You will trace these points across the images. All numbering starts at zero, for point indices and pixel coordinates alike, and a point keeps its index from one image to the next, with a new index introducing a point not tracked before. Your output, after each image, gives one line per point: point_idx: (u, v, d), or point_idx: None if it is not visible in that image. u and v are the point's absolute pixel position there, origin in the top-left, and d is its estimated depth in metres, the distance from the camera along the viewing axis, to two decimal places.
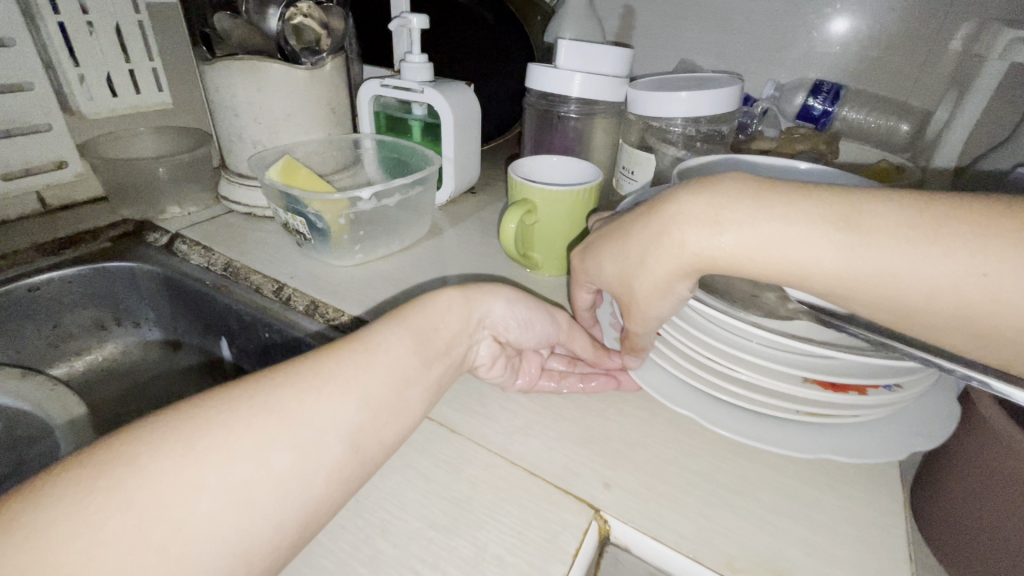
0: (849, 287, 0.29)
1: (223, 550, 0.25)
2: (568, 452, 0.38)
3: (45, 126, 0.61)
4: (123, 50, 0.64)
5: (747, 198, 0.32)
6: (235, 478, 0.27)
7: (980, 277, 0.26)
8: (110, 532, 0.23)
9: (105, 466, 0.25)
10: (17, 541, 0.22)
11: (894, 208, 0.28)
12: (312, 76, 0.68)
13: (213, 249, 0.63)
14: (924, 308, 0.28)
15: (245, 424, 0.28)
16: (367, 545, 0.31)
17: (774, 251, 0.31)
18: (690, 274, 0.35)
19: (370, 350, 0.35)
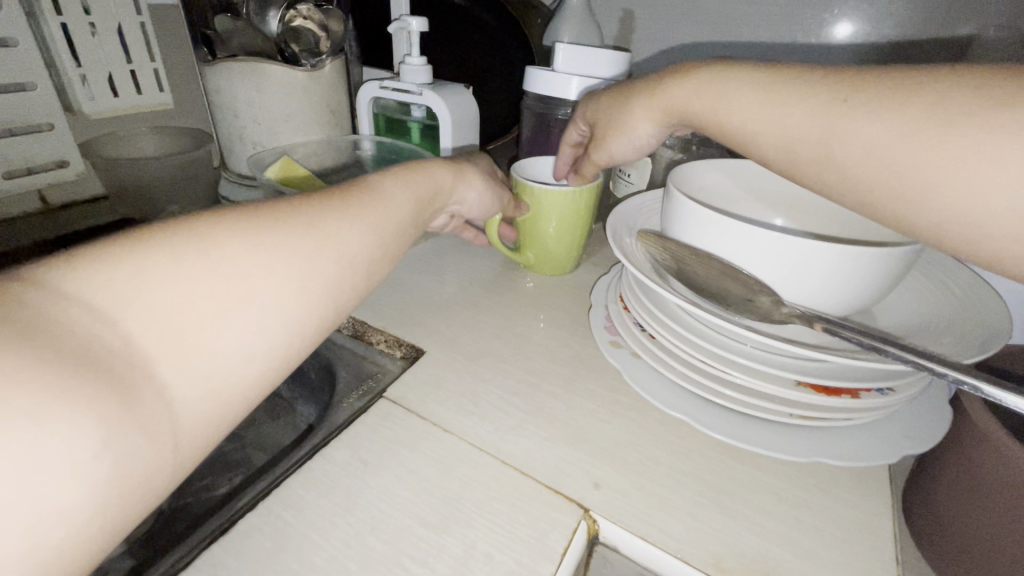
0: (793, 145, 0.34)
1: (285, 322, 0.27)
2: (558, 451, 0.38)
3: (46, 125, 0.62)
4: (125, 50, 0.65)
5: (732, 73, 0.38)
6: (293, 263, 0.28)
7: (846, 106, 0.31)
8: (183, 296, 0.24)
9: (177, 233, 0.25)
10: (112, 276, 0.23)
11: (871, 77, 0.31)
12: (311, 78, 0.68)
13: None
14: (804, 136, 0.33)
15: (298, 229, 0.29)
16: (357, 542, 0.32)
17: (705, 95, 0.39)
18: (644, 109, 0.45)
19: (377, 184, 0.38)
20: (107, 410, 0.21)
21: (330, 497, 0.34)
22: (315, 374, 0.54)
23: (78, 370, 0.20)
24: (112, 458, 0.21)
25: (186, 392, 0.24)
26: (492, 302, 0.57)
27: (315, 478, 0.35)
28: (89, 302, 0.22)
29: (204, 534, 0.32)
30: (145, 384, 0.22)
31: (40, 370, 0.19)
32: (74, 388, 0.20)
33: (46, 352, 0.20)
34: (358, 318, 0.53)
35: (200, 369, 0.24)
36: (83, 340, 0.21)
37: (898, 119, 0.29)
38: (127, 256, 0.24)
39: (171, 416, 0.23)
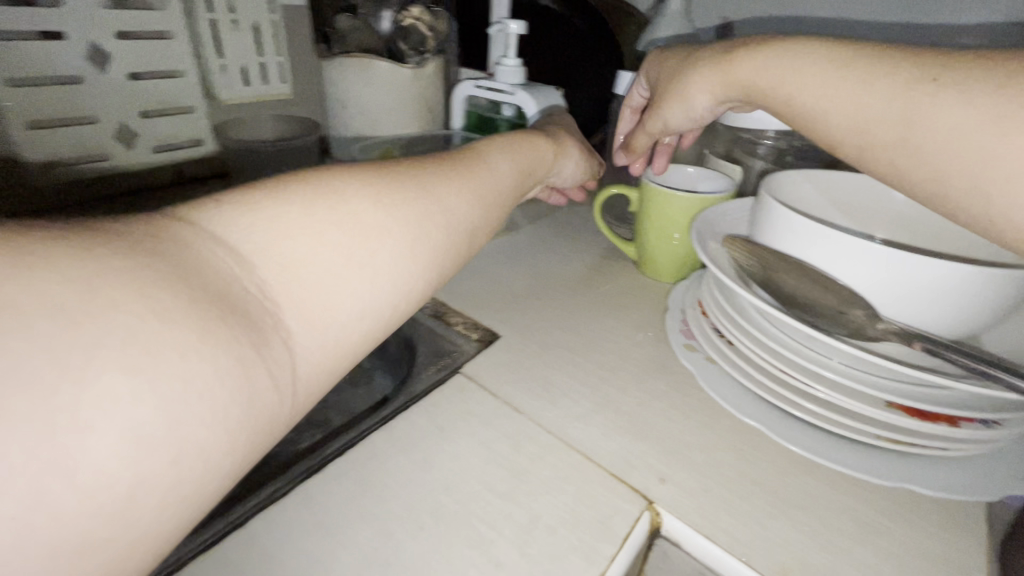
0: (864, 128, 0.33)
1: (395, 285, 0.28)
2: (625, 445, 0.39)
3: (189, 108, 0.69)
4: (257, 45, 0.73)
5: (807, 46, 0.37)
6: (409, 222, 0.30)
7: (933, 87, 0.30)
8: (312, 247, 0.25)
9: (312, 186, 0.27)
10: (258, 220, 0.25)
11: (972, 67, 0.29)
12: (414, 75, 0.73)
13: None
14: (882, 115, 0.32)
15: (412, 193, 0.31)
16: (431, 498, 0.34)
17: (769, 66, 0.39)
18: (701, 83, 0.47)
19: (484, 157, 0.40)
20: (243, 351, 0.21)
21: (409, 454, 0.37)
22: (394, 348, 0.58)
23: (225, 310, 0.21)
24: (247, 401, 0.21)
25: (305, 342, 0.24)
26: (568, 299, 0.58)
27: (397, 435, 0.39)
28: (229, 244, 0.23)
29: (296, 472, 0.36)
30: (272, 329, 0.23)
31: (195, 304, 0.20)
32: (221, 326, 0.21)
33: (199, 289, 0.21)
34: (439, 299, 0.56)
35: (320, 320, 0.25)
36: (227, 281, 0.22)
37: (991, 111, 0.28)
38: (265, 205, 0.25)
39: (289, 366, 0.23)
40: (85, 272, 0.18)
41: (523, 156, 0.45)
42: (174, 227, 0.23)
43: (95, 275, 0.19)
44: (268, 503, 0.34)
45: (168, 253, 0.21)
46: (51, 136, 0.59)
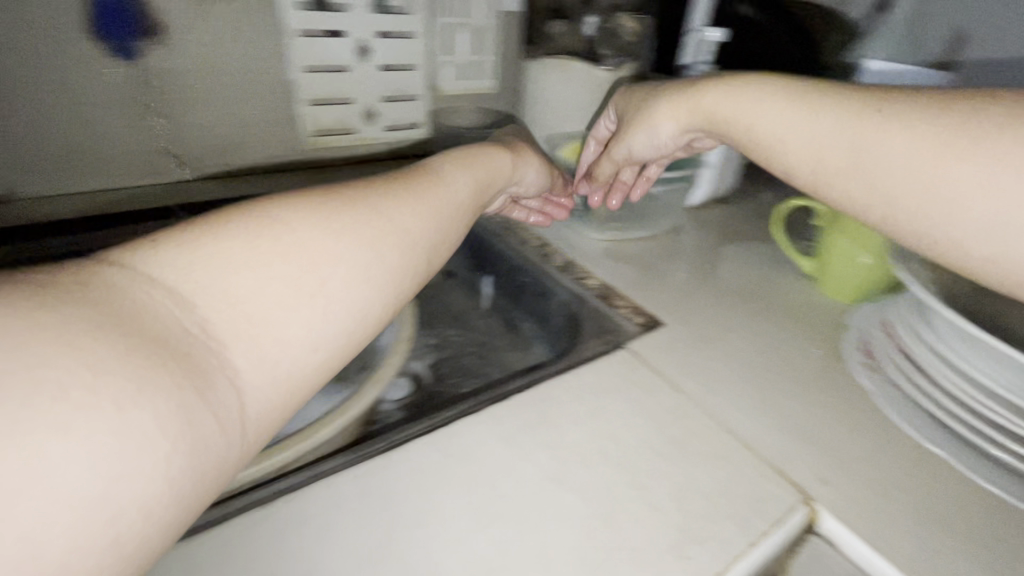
0: (821, 159, 0.40)
1: (349, 310, 0.29)
2: (790, 445, 0.39)
3: (414, 96, 0.83)
4: (476, 45, 0.84)
5: (764, 88, 0.45)
6: (359, 249, 0.31)
7: (878, 116, 0.37)
8: (260, 282, 0.26)
9: (257, 225, 0.28)
10: (200, 259, 0.25)
11: (903, 103, 0.37)
12: (610, 77, 0.78)
13: None
14: (833, 145, 0.40)
15: (360, 221, 0.32)
16: (596, 443, 0.39)
17: (738, 103, 0.47)
18: (672, 113, 0.54)
19: (437, 174, 0.42)
20: (186, 397, 0.22)
21: (579, 404, 0.42)
22: (558, 320, 0.64)
23: (165, 355, 0.22)
24: (194, 445, 0.21)
25: (247, 370, 0.25)
26: (735, 304, 0.58)
27: (570, 387, 0.44)
28: (168, 287, 0.24)
29: (479, 397, 0.42)
30: (218, 368, 0.24)
31: (131, 351, 0.21)
32: (161, 371, 0.21)
33: (133, 336, 0.21)
34: (607, 283, 0.61)
35: (268, 352, 0.25)
36: (165, 327, 0.23)
37: (930, 132, 0.35)
38: (205, 246, 0.26)
39: (235, 404, 0.24)
40: (24, 330, 0.19)
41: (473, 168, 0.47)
42: (106, 273, 0.23)
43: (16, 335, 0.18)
44: (466, 413, 0.41)
45: (102, 303, 0.21)
46: (321, 112, 0.77)
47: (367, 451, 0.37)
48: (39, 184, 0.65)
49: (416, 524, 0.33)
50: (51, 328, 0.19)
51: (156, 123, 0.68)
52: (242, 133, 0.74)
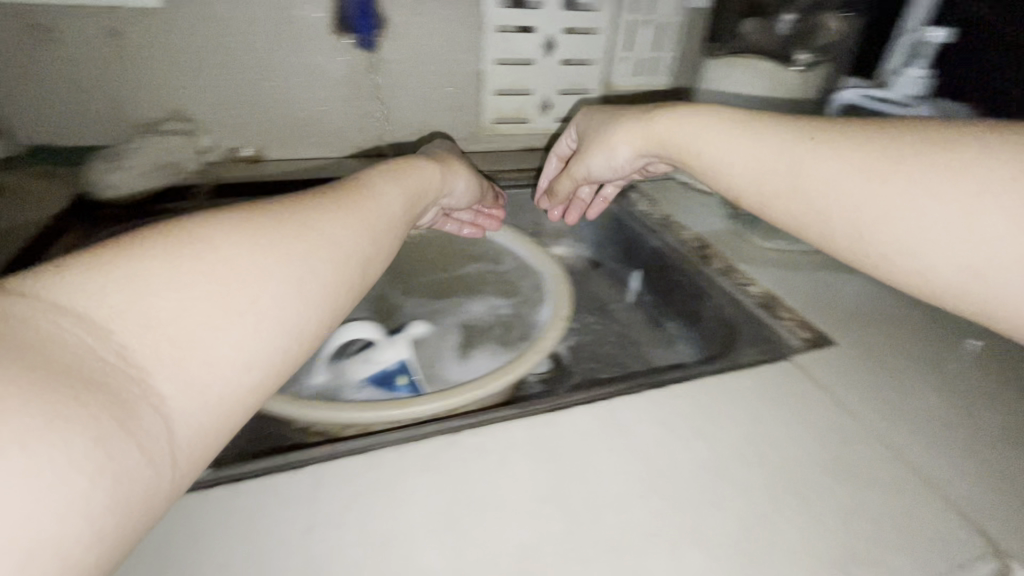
0: (772, 189, 0.43)
1: (281, 326, 0.29)
2: (978, 496, 0.37)
3: (588, 89, 0.87)
4: (656, 42, 0.86)
5: (712, 119, 0.48)
6: (294, 264, 0.31)
7: (812, 144, 0.41)
8: (184, 304, 0.25)
9: (180, 244, 0.27)
10: (117, 283, 0.24)
11: (856, 133, 0.39)
12: (800, 77, 0.75)
13: (656, 203, 0.83)
14: (774, 171, 0.43)
15: (288, 238, 0.31)
16: (760, 445, 0.39)
17: (692, 130, 0.49)
18: (629, 137, 0.55)
19: (367, 188, 0.41)
20: (104, 431, 0.21)
21: (741, 405, 0.43)
22: (705, 323, 0.63)
23: (78, 387, 0.21)
24: (107, 479, 0.20)
25: (179, 394, 0.24)
26: (911, 339, 0.55)
27: (730, 385, 0.45)
28: (79, 315, 0.23)
29: (638, 380, 0.45)
30: (141, 397, 0.23)
31: (39, 389, 0.20)
32: (72, 406, 0.20)
33: (42, 369, 0.20)
34: (772, 293, 0.59)
35: (197, 375, 0.25)
36: (78, 356, 0.22)
37: (859, 159, 0.38)
38: (118, 270, 0.25)
39: (165, 432, 0.23)
40: None
41: (403, 183, 0.46)
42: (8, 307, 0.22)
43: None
44: (628, 392, 0.43)
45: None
46: (503, 101, 0.85)
47: (537, 408, 0.41)
48: (284, 146, 0.82)
49: (583, 477, 0.36)
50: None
51: (372, 103, 0.81)
52: (434, 116, 0.85)
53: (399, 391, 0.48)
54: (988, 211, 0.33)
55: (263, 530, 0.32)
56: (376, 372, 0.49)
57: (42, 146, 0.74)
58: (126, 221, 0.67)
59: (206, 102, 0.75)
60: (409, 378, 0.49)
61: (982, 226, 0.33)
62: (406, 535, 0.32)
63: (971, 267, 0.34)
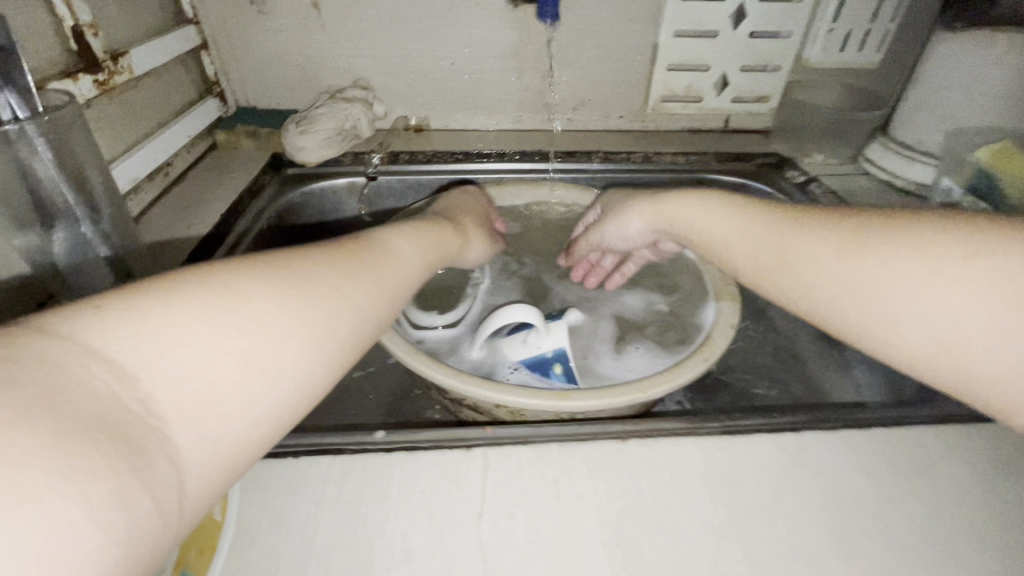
0: (766, 271, 0.39)
1: (298, 382, 0.27)
2: None
3: (773, 67, 0.78)
4: (874, 12, 0.74)
5: (705, 200, 0.47)
6: (317, 320, 0.29)
7: (796, 229, 0.38)
8: (210, 354, 0.23)
9: (209, 291, 0.25)
10: (146, 326, 0.22)
11: (844, 222, 0.36)
12: None
13: (843, 201, 0.72)
14: (764, 253, 0.40)
15: (314, 294, 0.29)
16: (985, 522, 0.33)
17: (686, 209, 0.48)
18: (640, 214, 0.52)
19: (396, 242, 0.40)
20: (121, 483, 0.19)
21: (963, 469, 0.36)
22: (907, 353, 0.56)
23: (103, 438, 0.19)
24: (109, 537, 0.18)
25: (193, 451, 0.22)
26: None
27: (950, 437, 0.38)
28: (109, 360, 0.21)
29: (832, 414, 0.39)
30: (160, 448, 0.21)
31: (66, 435, 0.18)
32: (95, 456, 0.18)
33: (65, 416, 0.19)
34: None
35: (211, 432, 0.23)
36: (104, 404, 0.20)
37: (837, 237, 0.35)
38: (154, 311, 0.23)
39: (177, 487, 0.21)
40: None
41: (430, 242, 0.45)
42: (39, 343, 0.20)
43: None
44: (819, 426, 0.38)
45: (25, 380, 0.19)
46: (674, 77, 0.80)
47: (712, 428, 0.38)
48: (446, 117, 0.85)
49: (770, 521, 0.32)
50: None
51: (534, 77, 0.81)
52: (593, 90, 0.82)
53: (553, 382, 0.48)
54: (965, 299, 0.29)
55: (439, 506, 0.33)
56: (532, 356, 0.48)
57: (247, 109, 0.83)
58: (301, 180, 0.74)
59: (385, 73, 0.80)
60: (564, 368, 0.48)
61: (946, 300, 0.29)
62: (573, 544, 0.31)
63: (934, 336, 0.30)
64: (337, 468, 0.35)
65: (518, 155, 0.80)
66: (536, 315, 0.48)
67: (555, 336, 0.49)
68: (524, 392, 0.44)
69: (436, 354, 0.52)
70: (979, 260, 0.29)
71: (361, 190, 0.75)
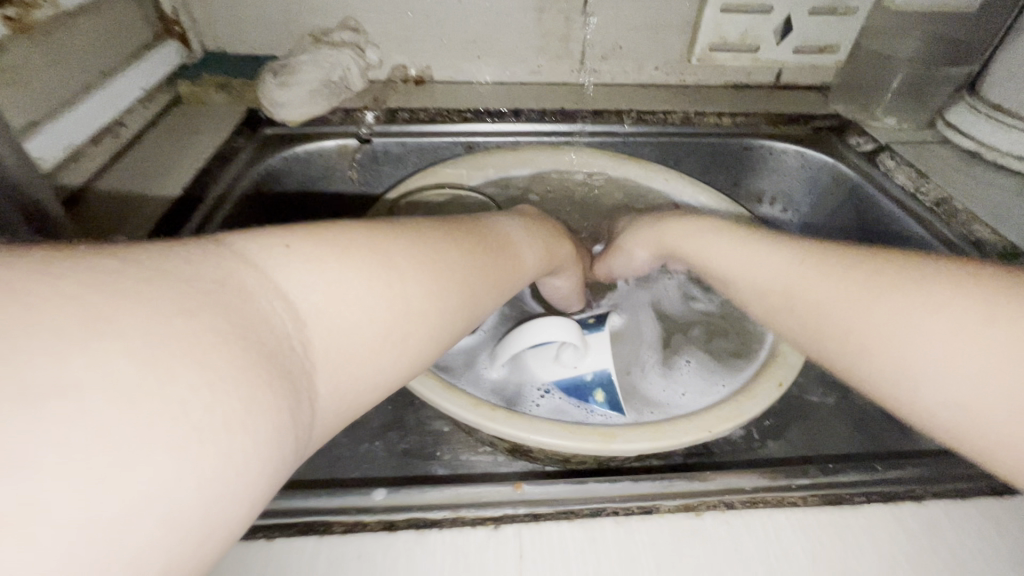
0: (770, 300, 0.37)
1: (420, 358, 0.27)
2: None
3: (846, 9, 0.66)
4: None
5: (708, 226, 0.43)
6: (445, 298, 0.29)
7: (804, 264, 0.36)
8: (358, 316, 0.24)
9: (371, 253, 0.26)
10: (317, 275, 0.23)
11: (857, 263, 0.33)
12: None
13: (923, 176, 0.60)
14: (770, 284, 0.37)
15: (449, 274, 0.30)
16: None
17: (689, 236, 0.44)
18: (645, 243, 0.48)
19: (511, 235, 0.39)
20: (282, 419, 0.19)
21: None
22: None
23: (273, 371, 0.19)
24: (267, 473, 0.18)
25: (327, 402, 0.22)
26: None
27: None
28: (289, 299, 0.22)
29: (952, 469, 0.32)
30: (307, 394, 0.21)
31: (249, 363, 0.18)
32: (267, 388, 0.18)
33: (248, 340, 0.19)
34: None
35: (344, 390, 0.23)
36: (276, 336, 0.20)
37: (852, 279, 0.32)
38: (329, 264, 0.24)
39: (310, 427, 0.21)
40: (142, 310, 0.16)
41: (556, 245, 0.44)
42: (237, 268, 0.21)
43: (158, 302, 0.17)
44: (922, 491, 0.31)
45: (229, 302, 0.19)
46: (728, 20, 0.67)
47: (803, 495, 0.31)
48: (452, 66, 0.72)
49: None
50: (185, 316, 0.17)
51: (558, 18, 0.68)
52: (627, 36, 0.70)
53: (591, 417, 0.39)
54: (988, 363, 0.26)
55: None
56: (569, 378, 0.40)
57: (214, 52, 0.70)
58: (278, 143, 0.62)
59: (379, 11, 0.66)
60: (607, 395, 0.39)
61: (962, 363, 0.26)
62: None
63: (950, 405, 0.26)
64: (324, 555, 0.28)
65: (538, 113, 0.68)
66: (575, 330, 0.39)
67: (594, 356, 0.40)
68: (558, 432, 0.35)
69: (447, 371, 0.43)
70: (1002, 320, 0.26)
71: (353, 155, 0.64)
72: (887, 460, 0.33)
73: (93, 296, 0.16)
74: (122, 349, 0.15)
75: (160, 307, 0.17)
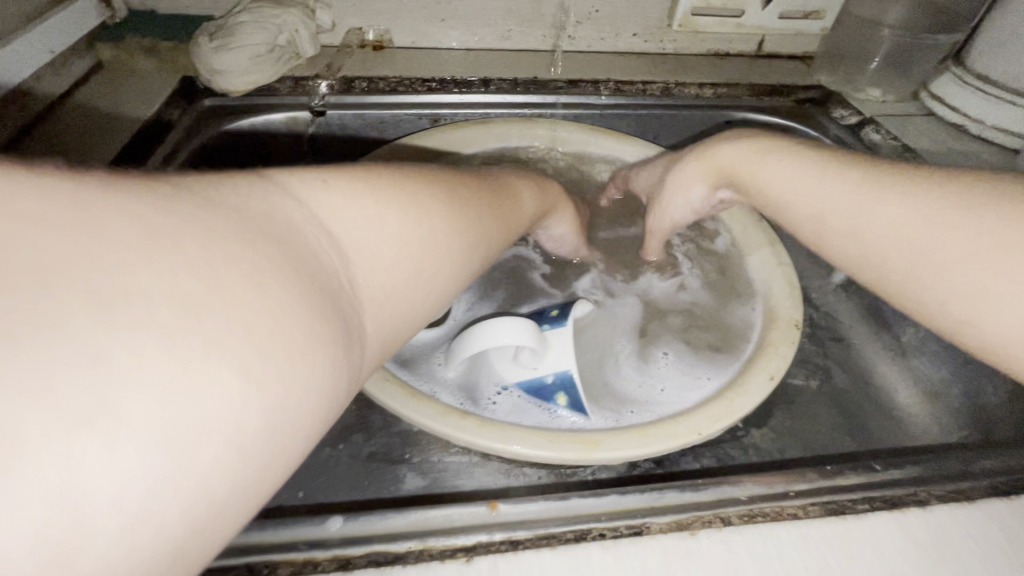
0: (834, 228, 0.33)
1: (447, 297, 0.26)
2: None
3: None
4: None
5: (761, 147, 0.39)
6: (470, 242, 0.28)
7: (877, 182, 0.32)
8: (394, 254, 0.23)
9: (403, 194, 0.25)
10: (354, 213, 0.22)
11: (942, 182, 0.30)
12: None
13: (909, 149, 0.57)
14: (837, 207, 0.33)
15: (474, 220, 0.28)
16: None
17: (749, 158, 0.39)
18: (701, 169, 0.42)
19: (513, 185, 0.36)
20: (336, 354, 0.19)
21: None
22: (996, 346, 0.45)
23: (324, 304, 0.18)
24: (327, 397, 0.18)
25: (372, 335, 0.22)
26: None
27: None
28: (336, 237, 0.21)
29: (951, 466, 0.30)
30: (354, 328, 0.20)
31: (304, 294, 0.18)
32: (323, 321, 0.18)
33: (301, 273, 0.18)
34: None
35: (387, 326, 0.22)
36: (324, 270, 0.19)
37: (942, 197, 0.29)
38: (366, 202, 0.23)
39: (359, 362, 0.21)
40: (192, 234, 0.16)
41: (548, 184, 0.42)
42: (284, 202, 0.20)
43: (216, 227, 0.17)
44: (922, 491, 0.30)
45: (278, 231, 0.18)
46: None
47: (803, 505, 0.28)
48: (414, 32, 0.66)
49: None
50: (238, 243, 0.17)
51: None
52: None
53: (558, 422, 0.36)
54: None
55: None
56: (528, 382, 0.36)
57: (141, 12, 0.62)
58: (216, 116, 0.55)
59: None
60: (569, 400, 0.36)
61: None
62: None
63: None
64: None
65: (508, 83, 0.62)
66: (532, 333, 0.35)
67: (556, 354, 0.36)
68: (536, 441, 0.32)
69: (410, 368, 0.39)
70: None
71: (305, 129, 0.57)
72: (885, 459, 0.31)
73: (154, 215, 0.16)
74: (186, 267, 0.15)
75: (217, 233, 0.16)
